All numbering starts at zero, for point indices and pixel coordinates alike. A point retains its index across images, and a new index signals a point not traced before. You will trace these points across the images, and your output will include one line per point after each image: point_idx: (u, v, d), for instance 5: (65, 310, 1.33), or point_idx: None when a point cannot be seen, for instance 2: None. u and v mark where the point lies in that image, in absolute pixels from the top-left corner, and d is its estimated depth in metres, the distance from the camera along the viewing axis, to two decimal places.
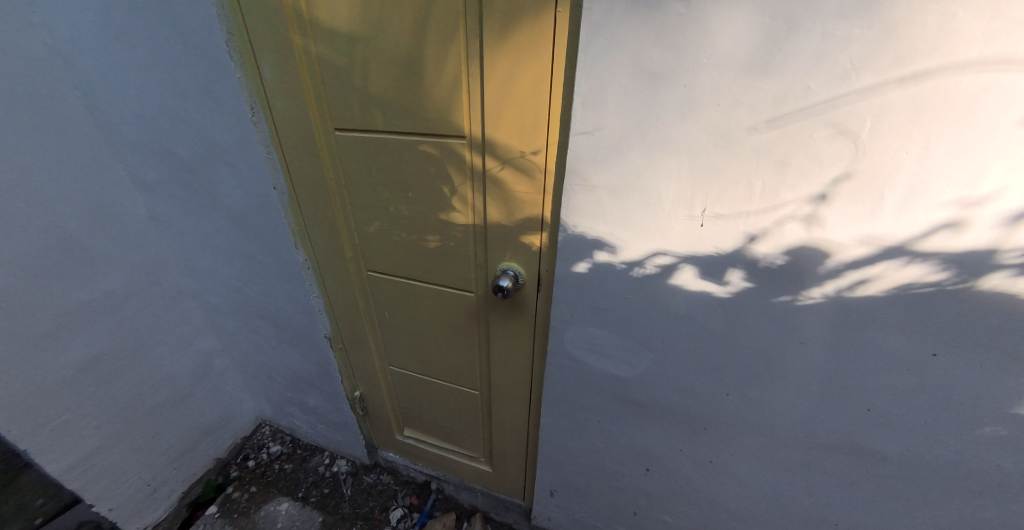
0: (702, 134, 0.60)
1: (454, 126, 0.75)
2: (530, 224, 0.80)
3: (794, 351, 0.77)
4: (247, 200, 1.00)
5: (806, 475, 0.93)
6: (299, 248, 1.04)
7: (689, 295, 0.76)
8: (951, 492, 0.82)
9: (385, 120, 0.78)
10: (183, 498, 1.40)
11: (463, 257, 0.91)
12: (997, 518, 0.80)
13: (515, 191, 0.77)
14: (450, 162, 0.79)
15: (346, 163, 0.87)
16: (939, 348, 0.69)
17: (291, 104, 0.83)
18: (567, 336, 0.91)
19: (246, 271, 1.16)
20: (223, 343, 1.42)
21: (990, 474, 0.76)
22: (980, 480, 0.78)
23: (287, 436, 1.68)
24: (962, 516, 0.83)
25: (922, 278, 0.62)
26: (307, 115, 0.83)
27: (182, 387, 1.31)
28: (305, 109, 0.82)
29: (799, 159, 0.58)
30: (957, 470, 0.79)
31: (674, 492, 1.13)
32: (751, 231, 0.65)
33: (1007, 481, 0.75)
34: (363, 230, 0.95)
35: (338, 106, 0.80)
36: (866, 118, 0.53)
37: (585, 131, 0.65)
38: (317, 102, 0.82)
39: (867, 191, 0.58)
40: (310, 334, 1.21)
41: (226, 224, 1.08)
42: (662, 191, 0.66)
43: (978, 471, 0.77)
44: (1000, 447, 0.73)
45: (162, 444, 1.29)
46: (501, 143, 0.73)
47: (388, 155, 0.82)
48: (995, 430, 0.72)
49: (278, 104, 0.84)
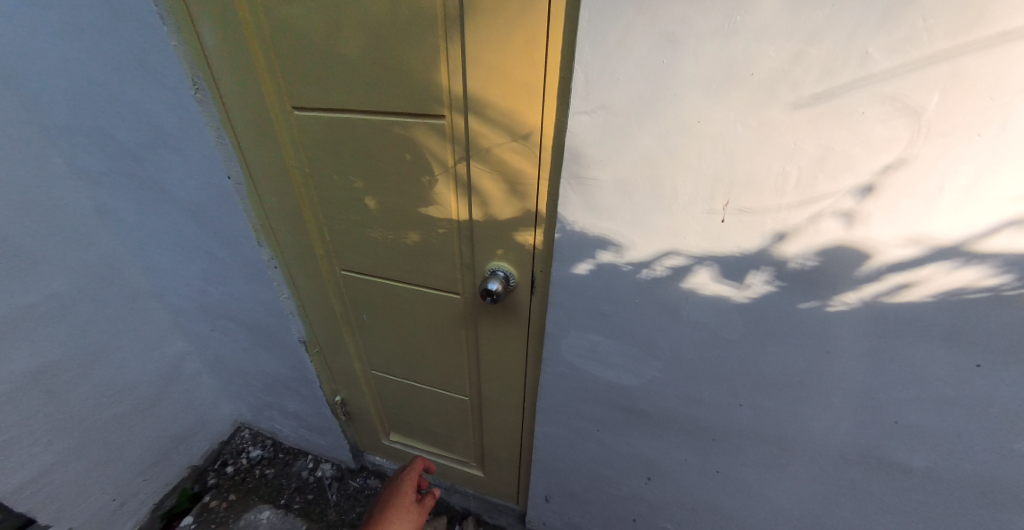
0: (729, 113, 0.50)
1: (431, 106, 0.64)
2: (521, 222, 0.70)
3: (818, 361, 0.69)
4: (205, 192, 0.88)
5: (824, 486, 0.87)
6: (264, 245, 0.93)
7: (703, 300, 0.67)
8: (974, 507, 0.75)
9: (350, 98, 0.67)
10: (156, 510, 1.32)
11: (447, 256, 0.81)
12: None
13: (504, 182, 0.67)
14: (427, 149, 0.68)
15: (310, 150, 0.76)
16: (983, 360, 0.61)
17: (241, 80, 0.71)
18: (564, 342, 0.82)
19: (208, 270, 1.05)
20: (193, 345, 1.31)
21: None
22: (1011, 494, 0.70)
23: (268, 440, 1.59)
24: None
25: (976, 282, 0.54)
26: (262, 92, 0.71)
27: (148, 394, 1.21)
28: (258, 85, 0.70)
29: (844, 143, 0.48)
30: (989, 490, 0.72)
31: (676, 501, 1.07)
32: (779, 228, 0.56)
33: None
34: (335, 226, 0.85)
35: (298, 82, 0.69)
36: (933, 92, 0.43)
37: (587, 110, 0.55)
38: (273, 78, 0.70)
39: (922, 182, 0.49)
40: (284, 337, 1.11)
41: (182, 219, 0.96)
42: (677, 182, 0.56)
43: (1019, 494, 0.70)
44: None
45: (128, 456, 1.19)
46: (486, 127, 0.62)
47: (358, 141, 0.71)
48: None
49: (226, 80, 0.72)
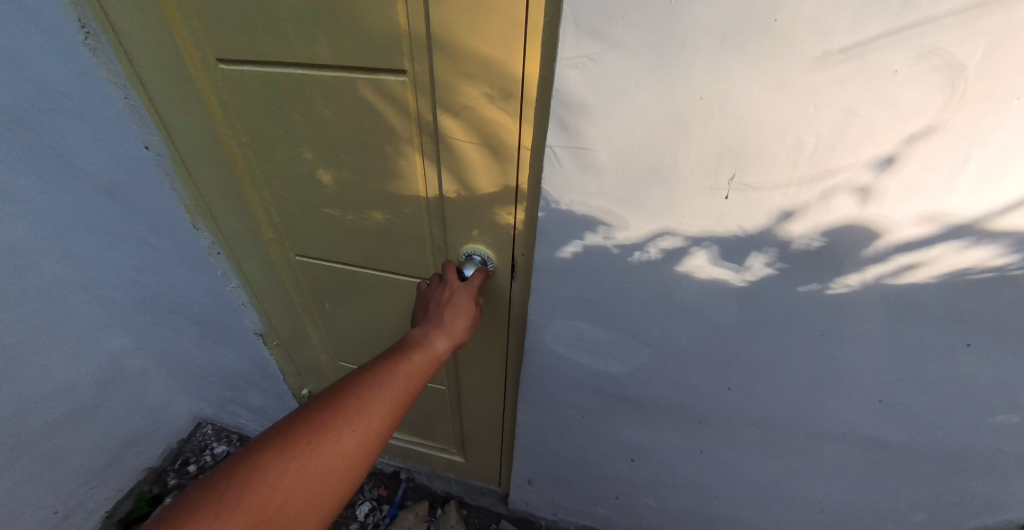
0: (742, 70, 0.42)
1: (388, 60, 0.53)
2: (499, 201, 0.62)
3: (814, 344, 0.66)
4: (123, 167, 0.74)
5: (801, 461, 0.90)
6: (202, 227, 0.81)
7: (698, 284, 0.62)
8: (946, 471, 0.83)
9: (285, 50, 0.55)
10: (110, 517, 1.23)
11: (415, 239, 0.72)
12: (972, 484, 0.84)
13: (478, 153, 0.58)
14: (387, 114, 0.58)
15: (247, 115, 0.63)
16: (973, 337, 0.59)
17: (146, 24, 0.57)
18: (548, 331, 0.77)
19: (140, 258, 0.91)
20: (137, 340, 1.15)
21: (989, 456, 0.77)
22: (975, 459, 0.78)
23: (234, 435, 1.50)
24: (940, 485, 0.86)
25: (983, 262, 0.51)
26: (176, 40, 0.57)
27: (86, 398, 1.08)
28: (169, 31, 0.57)
29: (870, 108, 0.42)
30: (950, 451, 0.78)
31: (658, 480, 1.07)
32: (787, 206, 0.51)
33: (987, 458, 0.77)
34: (285, 206, 0.74)
35: (218, 29, 0.55)
36: (980, 46, 0.37)
37: (577, 65, 0.46)
38: (186, 23, 0.56)
39: (948, 154, 0.43)
40: (238, 330, 1.01)
41: (99, 200, 0.82)
42: (678, 154, 0.50)
43: (978, 453, 0.77)
44: (1008, 433, 0.72)
45: (68, 465, 1.08)
46: (455, 86, 0.53)
47: (303, 105, 0.60)
48: (1008, 418, 0.69)
49: (127, 25, 0.58)
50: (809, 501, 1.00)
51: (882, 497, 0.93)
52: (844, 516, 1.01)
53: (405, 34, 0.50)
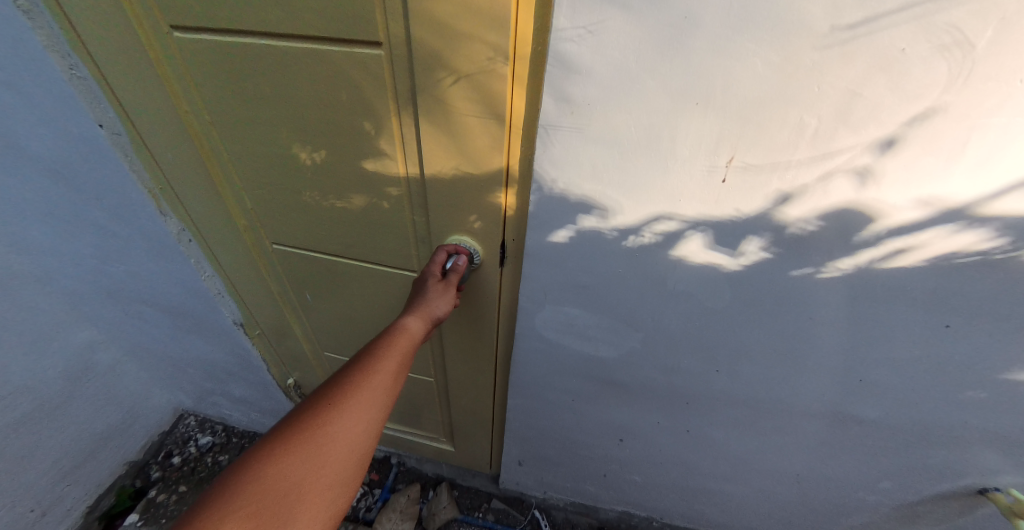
0: (747, 44, 0.40)
1: (361, 30, 0.48)
2: (483, 186, 0.59)
3: (802, 327, 0.67)
4: (75, 147, 0.68)
5: (783, 437, 0.93)
6: (171, 212, 0.77)
7: (692, 269, 0.61)
8: (915, 443, 0.87)
9: (247, 17, 0.50)
10: (92, 512, 1.20)
11: (398, 226, 0.69)
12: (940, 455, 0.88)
13: (462, 136, 0.54)
14: (363, 90, 0.54)
15: (208, 91, 0.58)
16: (952, 320, 0.61)
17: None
18: (539, 317, 0.75)
19: (102, 247, 0.85)
20: (106, 333, 1.10)
21: (955, 428, 0.81)
22: (943, 431, 0.82)
23: (218, 425, 1.47)
24: (911, 456, 0.90)
25: (971, 246, 0.51)
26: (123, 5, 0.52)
27: (53, 395, 1.02)
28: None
29: (875, 87, 0.41)
30: (921, 424, 0.82)
31: (646, 457, 1.10)
32: (785, 190, 0.50)
33: (955, 430, 0.81)
34: (257, 191, 0.70)
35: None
36: (992, 23, 0.35)
37: (572, 37, 0.43)
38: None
39: (949, 136, 0.43)
40: (215, 320, 0.97)
41: (48, 183, 0.75)
42: (676, 135, 0.48)
43: (946, 426, 0.81)
44: (975, 407, 0.75)
45: (39, 464, 1.03)
46: (437, 62, 0.49)
47: (271, 79, 0.55)
48: (976, 393, 0.72)
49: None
50: (791, 473, 1.04)
51: (856, 468, 0.98)
52: (819, 486, 1.06)
53: (380, 4, 0.46)
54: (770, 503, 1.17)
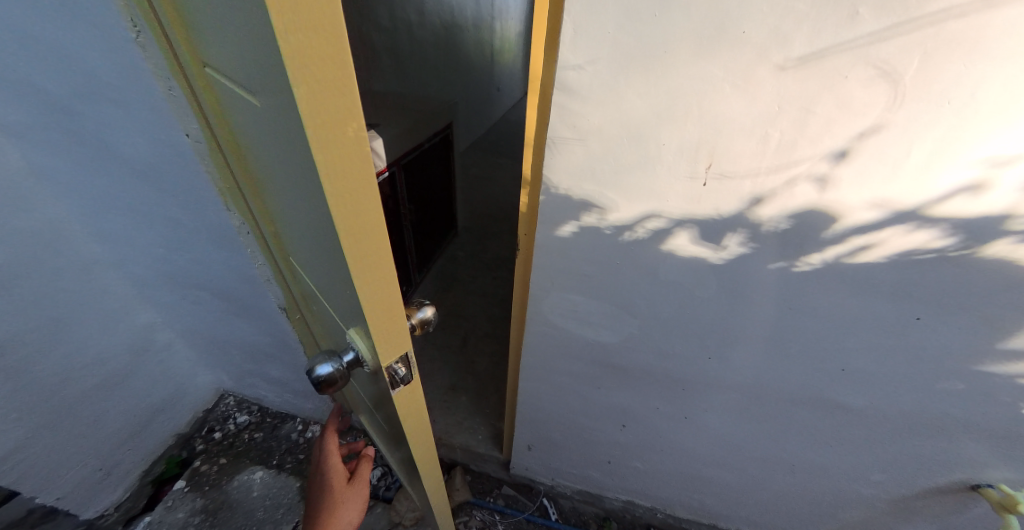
0: (717, 72, 0.49)
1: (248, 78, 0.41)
2: (350, 289, 0.44)
3: (784, 316, 0.74)
4: (159, 151, 0.81)
5: (774, 425, 0.99)
6: (232, 209, 0.89)
7: (681, 261, 0.69)
8: (901, 434, 0.92)
9: (213, 51, 0.50)
10: (146, 476, 1.34)
11: (329, 286, 0.61)
12: (926, 447, 0.93)
13: (321, 225, 0.41)
14: (273, 143, 0.47)
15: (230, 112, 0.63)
16: (922, 312, 0.67)
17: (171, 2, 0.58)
18: (546, 304, 0.85)
19: (170, 237, 0.99)
20: (164, 315, 1.24)
21: (937, 419, 0.86)
22: (927, 422, 0.87)
23: (254, 406, 1.60)
24: (898, 446, 0.95)
25: (926, 244, 0.58)
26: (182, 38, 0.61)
27: (120, 367, 1.16)
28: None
29: (825, 107, 0.49)
30: (904, 414, 0.87)
31: (646, 443, 1.17)
32: (757, 192, 0.58)
33: (938, 422, 0.86)
34: (274, 206, 0.75)
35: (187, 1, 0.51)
36: (916, 56, 0.44)
37: (575, 65, 0.53)
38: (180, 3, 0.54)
39: (893, 147, 0.50)
40: (260, 305, 1.09)
41: (132, 181, 0.88)
42: (662, 145, 0.57)
43: (928, 417, 0.86)
44: (952, 398, 0.81)
45: (107, 427, 1.17)
46: (285, 131, 0.37)
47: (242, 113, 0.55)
48: (954, 385, 0.78)
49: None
50: (784, 462, 1.10)
51: (847, 458, 1.03)
52: (814, 476, 1.11)
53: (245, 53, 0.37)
54: (766, 493, 1.23)
